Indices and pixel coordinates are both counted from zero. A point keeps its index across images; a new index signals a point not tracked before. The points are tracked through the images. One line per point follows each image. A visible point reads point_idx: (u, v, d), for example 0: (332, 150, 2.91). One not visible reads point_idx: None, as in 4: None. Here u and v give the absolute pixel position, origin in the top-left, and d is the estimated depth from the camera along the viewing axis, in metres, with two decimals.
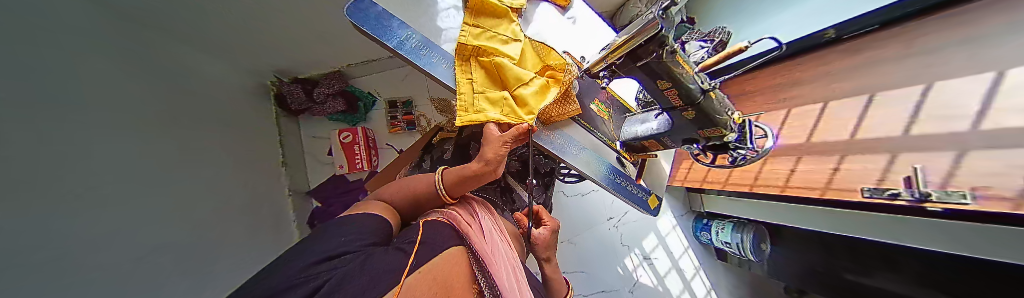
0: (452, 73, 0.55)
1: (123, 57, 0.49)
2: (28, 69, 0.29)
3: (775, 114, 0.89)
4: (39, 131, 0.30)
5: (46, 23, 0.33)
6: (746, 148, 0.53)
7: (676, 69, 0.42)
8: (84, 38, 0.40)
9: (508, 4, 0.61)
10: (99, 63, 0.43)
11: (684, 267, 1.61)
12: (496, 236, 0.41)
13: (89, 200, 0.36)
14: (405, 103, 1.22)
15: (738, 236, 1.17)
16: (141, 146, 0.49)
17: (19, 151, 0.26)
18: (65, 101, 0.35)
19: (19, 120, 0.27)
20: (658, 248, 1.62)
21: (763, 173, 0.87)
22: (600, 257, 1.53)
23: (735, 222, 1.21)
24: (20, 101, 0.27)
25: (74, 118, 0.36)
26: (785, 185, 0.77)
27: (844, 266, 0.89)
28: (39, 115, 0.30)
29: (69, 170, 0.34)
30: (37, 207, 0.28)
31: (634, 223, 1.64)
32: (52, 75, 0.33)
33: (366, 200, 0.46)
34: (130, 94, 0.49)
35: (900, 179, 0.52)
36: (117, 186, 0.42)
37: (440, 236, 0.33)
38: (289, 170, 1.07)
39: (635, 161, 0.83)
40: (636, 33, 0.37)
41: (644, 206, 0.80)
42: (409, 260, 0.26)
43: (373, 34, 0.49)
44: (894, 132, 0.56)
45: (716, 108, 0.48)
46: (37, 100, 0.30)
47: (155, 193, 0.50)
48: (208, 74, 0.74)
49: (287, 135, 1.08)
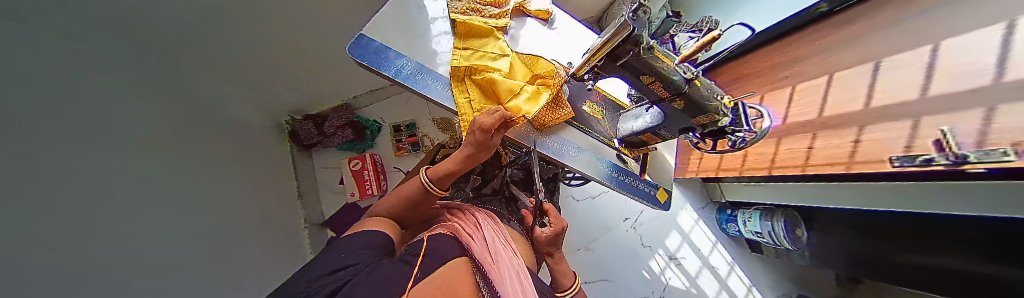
0: (447, 93, 0.59)
1: (149, 108, 0.55)
2: (57, 133, 0.33)
3: (781, 93, 0.89)
4: (66, 185, 0.33)
5: (77, 92, 0.38)
6: (744, 131, 0.52)
7: (656, 63, 0.43)
8: (115, 100, 0.46)
9: (492, 24, 0.66)
10: (127, 121, 0.48)
11: (716, 264, 1.52)
12: (501, 246, 0.42)
13: (117, 222, 0.41)
14: (409, 126, 1.28)
15: (767, 224, 1.11)
16: (166, 192, 0.54)
17: (50, 169, 0.31)
18: (93, 157, 0.39)
19: (45, 174, 0.30)
20: (683, 247, 1.54)
21: (782, 153, 0.85)
22: (620, 261, 1.48)
23: (763, 210, 1.15)
24: (52, 128, 0.32)
25: (100, 164, 0.40)
26: (807, 164, 0.76)
27: (886, 247, 0.80)
28: (69, 172, 0.34)
29: (93, 203, 0.37)
30: (66, 221, 0.32)
31: (652, 223, 1.58)
32: (81, 136, 0.38)
33: (364, 219, 0.47)
34: (153, 144, 0.54)
35: (930, 142, 0.48)
36: (148, 215, 0.47)
37: (443, 248, 0.34)
38: (304, 201, 1.12)
39: (637, 156, 0.81)
40: (612, 36, 0.39)
41: (654, 201, 0.78)
42: (412, 272, 0.27)
43: (375, 67, 0.54)
44: (912, 94, 0.53)
45: (704, 95, 0.48)
46: (71, 129, 0.36)
47: (180, 235, 0.54)
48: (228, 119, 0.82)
49: (301, 168, 1.15)
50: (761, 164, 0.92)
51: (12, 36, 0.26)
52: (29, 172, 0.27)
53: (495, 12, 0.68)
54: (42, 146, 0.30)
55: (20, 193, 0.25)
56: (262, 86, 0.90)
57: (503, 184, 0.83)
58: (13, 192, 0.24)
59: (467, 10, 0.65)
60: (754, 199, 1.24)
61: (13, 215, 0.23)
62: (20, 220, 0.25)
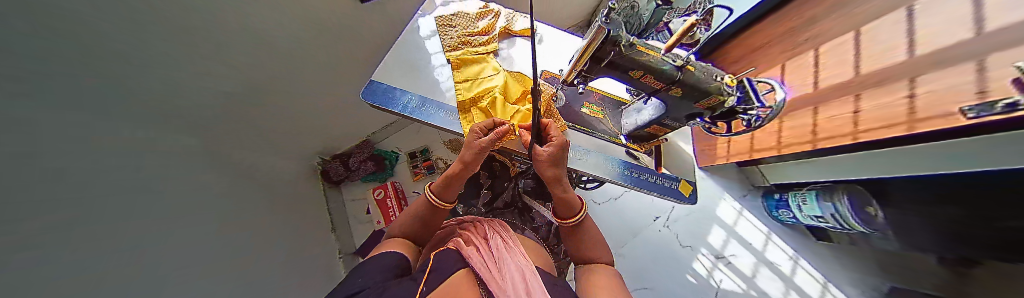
0: (449, 118, 0.65)
1: (189, 166, 0.63)
2: (99, 194, 0.38)
3: (805, 53, 0.82)
4: (110, 239, 0.38)
5: (121, 159, 0.44)
6: (757, 108, 0.48)
7: (641, 57, 0.44)
8: (158, 163, 0.54)
9: (482, 51, 0.74)
10: (171, 179, 0.56)
11: (775, 260, 1.38)
12: (503, 256, 0.48)
13: (170, 266, 0.47)
14: (423, 152, 1.37)
15: (826, 205, 1.02)
16: (208, 238, 0.60)
17: (96, 226, 0.36)
18: (140, 212, 0.45)
19: (83, 229, 0.34)
20: (730, 243, 1.41)
21: (821, 126, 0.81)
22: (657, 264, 1.37)
23: (818, 188, 1.05)
24: (99, 190, 0.38)
25: (145, 218, 0.46)
26: (858, 130, 0.69)
27: (969, 216, 0.70)
28: (112, 227, 0.39)
29: (141, 251, 0.42)
30: (120, 268, 0.37)
31: (687, 219, 1.46)
32: (128, 194, 0.44)
33: (384, 241, 0.53)
34: (195, 196, 0.62)
35: (1011, 84, 0.33)
36: (194, 258, 0.54)
37: (448, 263, 0.41)
38: (337, 233, 1.21)
39: (649, 150, 0.77)
40: (592, 39, 0.41)
41: (676, 195, 0.73)
42: (419, 287, 0.35)
43: (383, 106, 0.62)
44: (964, 34, 0.40)
45: (703, 78, 0.47)
46: (121, 190, 0.42)
47: (223, 274, 0.59)
48: (264, 167, 0.94)
49: (333, 204, 1.26)
50: (804, 137, 0.88)
51: (43, 111, 0.31)
52: (72, 229, 0.31)
53: (484, 40, 0.75)
54: (80, 205, 0.34)
55: (67, 250, 0.30)
56: (293, 135, 1.03)
57: (515, 195, 0.84)
58: (62, 250, 0.29)
59: (458, 44, 0.73)
60: (805, 178, 1.14)
61: (46, 266, 0.26)
62: (70, 273, 0.29)
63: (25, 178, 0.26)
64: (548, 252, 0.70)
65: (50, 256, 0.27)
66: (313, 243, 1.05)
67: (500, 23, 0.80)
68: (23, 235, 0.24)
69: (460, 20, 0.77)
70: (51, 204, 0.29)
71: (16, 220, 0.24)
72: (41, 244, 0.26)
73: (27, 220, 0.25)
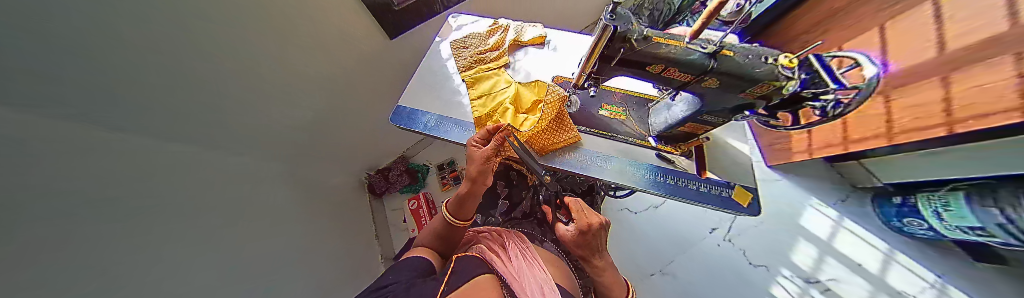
0: (455, 132, 0.68)
1: (248, 182, 0.75)
2: (162, 204, 0.45)
3: (921, 10, 0.60)
4: (167, 242, 0.44)
5: (183, 176, 0.53)
6: (834, 90, 0.37)
7: (663, 50, 0.38)
8: (221, 178, 0.64)
9: (495, 65, 0.76)
10: (230, 191, 0.66)
11: (902, 287, 1.03)
12: (523, 264, 0.48)
13: (219, 267, 0.54)
14: (450, 164, 1.45)
15: (981, 210, 0.72)
16: (260, 243, 0.70)
17: (173, 227, 0.47)
18: (198, 220, 0.53)
19: (142, 233, 0.40)
20: (825, 263, 1.10)
21: (960, 99, 0.54)
22: (724, 289, 1.12)
23: (971, 189, 0.75)
24: (175, 201, 0.49)
25: (200, 224, 0.53)
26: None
27: None
28: (170, 233, 0.45)
29: (192, 253, 0.49)
30: (186, 262, 0.46)
31: (755, 231, 1.19)
32: (187, 206, 0.52)
33: (413, 248, 0.57)
34: (252, 206, 0.72)
35: None
36: (242, 260, 0.61)
37: (470, 266, 0.44)
38: (379, 240, 1.33)
39: (688, 151, 0.67)
40: (597, 38, 0.38)
41: (729, 205, 0.60)
42: (440, 286, 0.39)
43: (406, 127, 0.70)
44: None
45: (748, 62, 0.38)
46: (194, 200, 0.54)
47: (268, 276, 0.67)
48: (320, 182, 1.11)
49: (377, 213, 1.40)
50: (935, 115, 0.60)
51: (97, 133, 0.37)
52: (135, 241, 0.38)
53: (495, 55, 0.77)
54: (137, 212, 0.40)
55: (137, 250, 0.38)
56: (342, 152, 1.20)
57: (534, 205, 0.81)
58: (121, 250, 0.35)
59: (471, 63, 0.77)
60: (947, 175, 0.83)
61: (82, 262, 0.29)
62: (131, 267, 0.36)
63: (92, 192, 0.34)
64: (571, 268, 0.65)
65: (115, 255, 0.34)
66: (357, 248, 1.16)
67: (510, 37, 0.81)
68: (82, 237, 0.30)
69: (472, 40, 0.81)
70: (102, 210, 0.34)
71: (56, 226, 0.27)
72: (95, 254, 0.31)
73: (79, 235, 0.30)
